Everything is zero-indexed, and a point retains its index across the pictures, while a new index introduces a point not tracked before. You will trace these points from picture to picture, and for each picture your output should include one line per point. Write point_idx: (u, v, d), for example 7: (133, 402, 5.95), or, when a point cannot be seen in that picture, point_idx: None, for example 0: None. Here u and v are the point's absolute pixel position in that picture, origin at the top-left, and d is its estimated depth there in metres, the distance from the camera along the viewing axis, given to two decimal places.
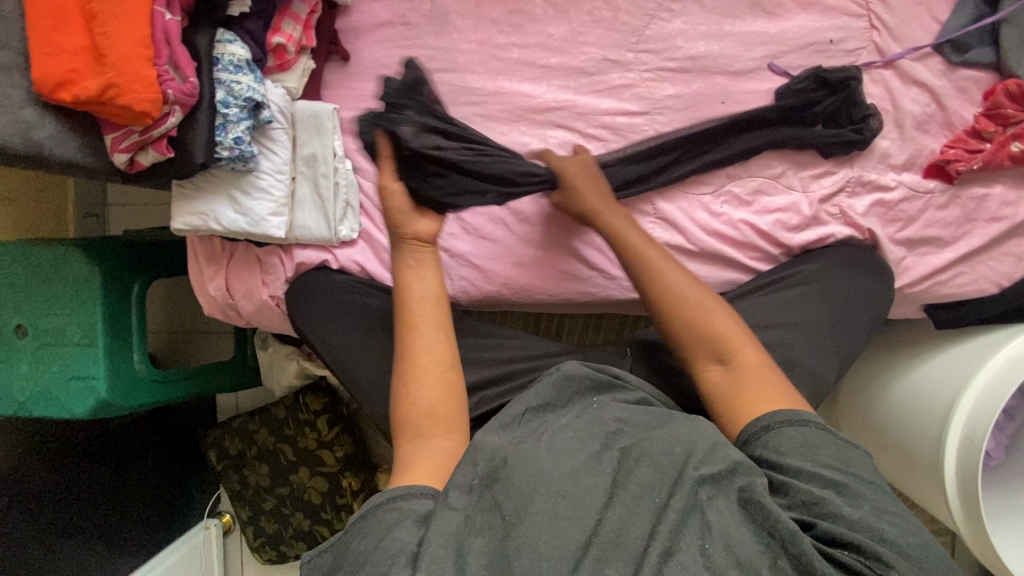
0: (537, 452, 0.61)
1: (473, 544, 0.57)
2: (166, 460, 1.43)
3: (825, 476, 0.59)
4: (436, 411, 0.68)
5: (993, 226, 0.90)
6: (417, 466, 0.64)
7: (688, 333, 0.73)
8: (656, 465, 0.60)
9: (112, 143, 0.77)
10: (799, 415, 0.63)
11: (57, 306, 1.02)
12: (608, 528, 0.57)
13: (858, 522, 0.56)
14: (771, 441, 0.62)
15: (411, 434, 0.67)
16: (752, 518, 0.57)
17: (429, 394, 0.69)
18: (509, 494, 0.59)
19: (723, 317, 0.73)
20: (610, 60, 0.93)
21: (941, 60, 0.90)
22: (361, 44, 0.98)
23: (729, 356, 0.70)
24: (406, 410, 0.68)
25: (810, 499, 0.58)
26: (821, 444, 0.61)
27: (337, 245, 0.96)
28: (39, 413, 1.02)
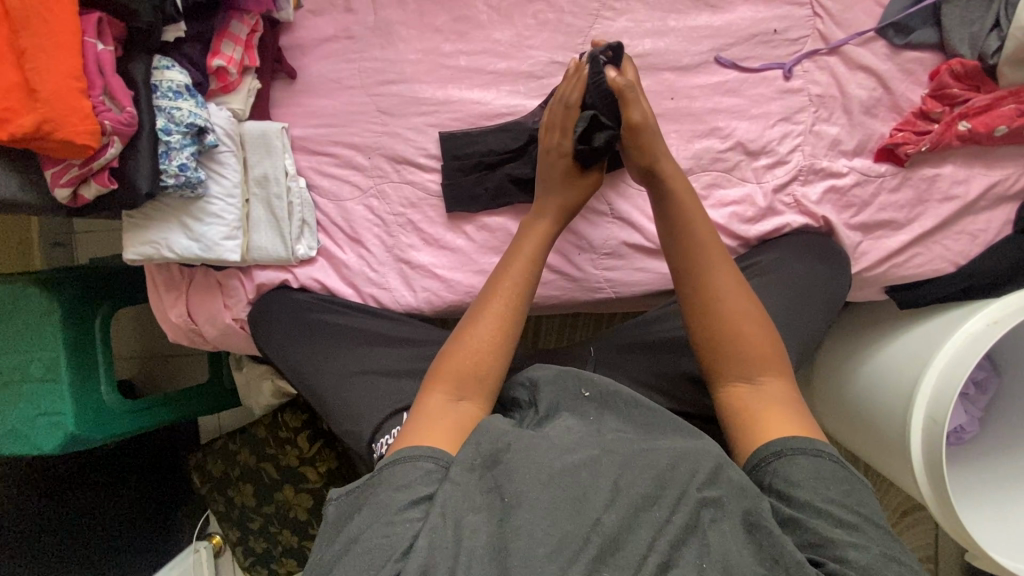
0: (539, 441, 0.63)
1: (471, 519, 0.58)
2: (150, 484, 1.42)
3: (833, 514, 0.58)
4: (480, 368, 0.71)
5: (946, 206, 0.90)
6: (437, 423, 0.67)
7: (728, 353, 0.71)
8: (656, 477, 0.59)
9: (52, 178, 0.75)
10: (817, 445, 0.63)
11: (19, 342, 1.01)
12: (607, 530, 0.57)
13: (866, 564, 0.55)
14: (783, 470, 0.61)
15: (448, 386, 0.70)
16: (757, 543, 0.57)
17: (481, 353, 0.73)
18: (510, 478, 0.60)
19: (754, 324, 0.72)
20: (557, 62, 0.93)
21: (885, 43, 0.90)
22: (308, 61, 0.98)
23: (761, 376, 0.70)
24: (448, 361, 0.72)
25: (816, 538, 0.57)
26: (829, 477, 0.60)
27: (296, 264, 0.96)
28: (9, 452, 1.01)
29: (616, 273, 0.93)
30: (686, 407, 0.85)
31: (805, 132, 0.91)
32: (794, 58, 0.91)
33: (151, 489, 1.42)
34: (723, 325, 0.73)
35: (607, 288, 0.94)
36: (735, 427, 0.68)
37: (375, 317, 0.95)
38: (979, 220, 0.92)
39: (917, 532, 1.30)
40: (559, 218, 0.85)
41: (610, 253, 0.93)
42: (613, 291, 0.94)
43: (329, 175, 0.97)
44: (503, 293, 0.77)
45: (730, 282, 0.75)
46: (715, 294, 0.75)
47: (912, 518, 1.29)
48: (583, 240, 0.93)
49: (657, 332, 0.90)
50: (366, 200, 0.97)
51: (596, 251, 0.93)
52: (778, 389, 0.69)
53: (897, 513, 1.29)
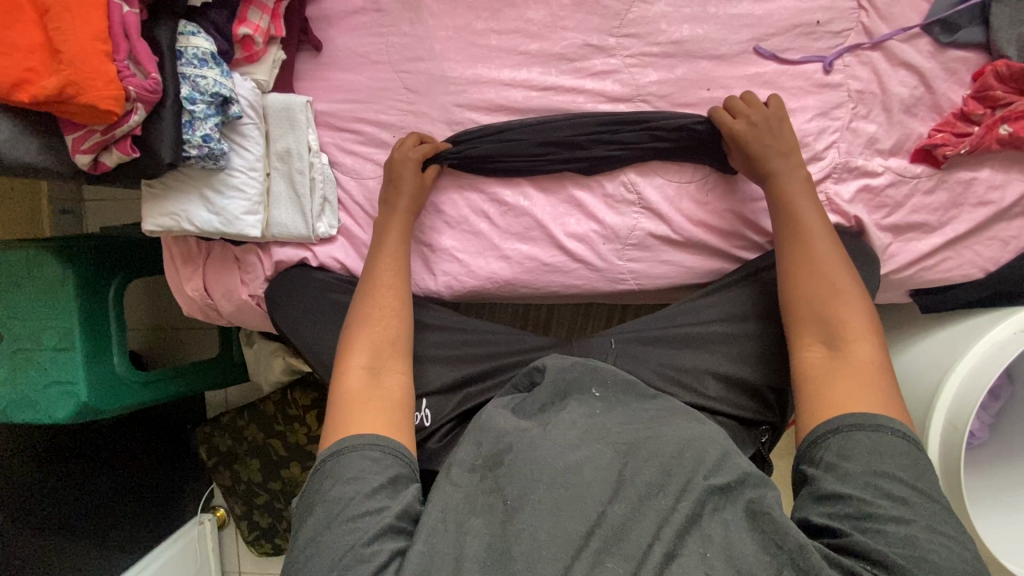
0: (545, 441, 0.64)
1: (472, 525, 0.60)
2: (156, 457, 1.42)
3: (881, 488, 0.59)
4: (395, 344, 0.79)
5: (980, 211, 0.89)
6: (371, 403, 0.72)
7: (813, 314, 0.75)
8: (662, 465, 0.61)
9: (73, 144, 0.73)
10: (884, 423, 0.64)
11: (31, 310, 0.99)
12: (612, 522, 0.57)
13: (906, 535, 0.56)
14: (839, 444, 0.64)
15: (367, 357, 0.77)
16: (761, 529, 0.57)
17: (387, 328, 0.80)
18: (511, 479, 0.61)
19: (853, 310, 0.73)
20: (591, 45, 0.90)
21: (930, 40, 0.88)
22: (334, 34, 0.95)
23: (845, 345, 0.71)
24: (362, 338, 0.78)
25: (858, 509, 0.59)
26: (887, 453, 0.61)
27: (316, 243, 0.94)
28: (19, 418, 1.00)
29: (640, 265, 0.92)
30: (707, 402, 0.84)
31: (842, 128, 0.89)
32: (835, 51, 0.88)
33: (153, 461, 1.42)
34: (814, 308, 0.75)
35: (630, 280, 0.93)
36: (812, 391, 0.70)
37: None
38: (1012, 226, 0.90)
39: None
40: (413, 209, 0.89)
41: (636, 244, 0.92)
42: (636, 283, 0.93)
43: (352, 153, 0.95)
44: (388, 263, 0.86)
45: (841, 276, 0.76)
46: (832, 287, 0.75)
47: None
48: (608, 230, 0.91)
49: (685, 325, 0.88)
50: None
51: (621, 242, 0.92)
52: (866, 358, 0.70)
53: None
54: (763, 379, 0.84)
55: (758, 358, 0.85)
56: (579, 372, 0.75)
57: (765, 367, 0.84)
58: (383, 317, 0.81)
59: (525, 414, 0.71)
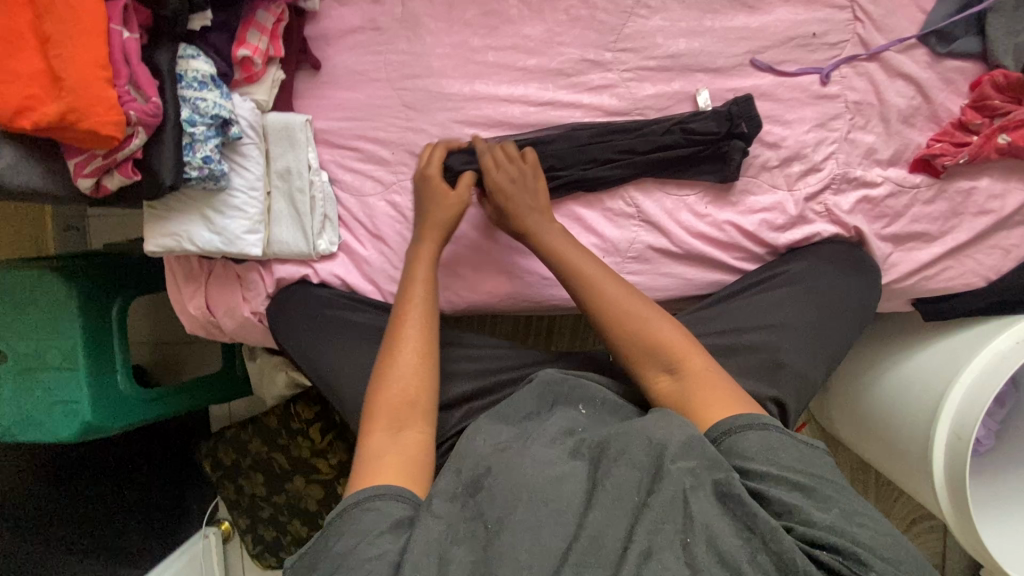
0: (522, 460, 0.63)
1: (455, 552, 0.58)
2: (160, 472, 1.43)
3: (787, 479, 0.59)
4: (415, 400, 0.70)
5: (981, 219, 0.89)
6: (387, 461, 0.65)
7: (636, 345, 0.74)
8: (631, 463, 0.61)
9: (75, 169, 0.74)
10: (764, 419, 0.64)
11: (35, 329, 1.00)
12: (590, 530, 0.57)
13: (831, 523, 0.56)
14: (738, 445, 0.62)
15: (385, 421, 0.68)
16: (732, 511, 0.57)
17: (405, 379, 0.72)
18: (491, 502, 0.60)
19: (667, 329, 0.73)
20: (588, 60, 0.91)
21: (926, 51, 0.88)
22: (332, 52, 0.96)
23: (680, 364, 0.71)
24: (380, 398, 0.70)
25: (782, 508, 0.58)
26: (779, 448, 0.62)
27: (317, 260, 0.95)
28: (24, 437, 1.00)
29: (641, 278, 0.92)
30: None
31: (839, 139, 0.89)
32: (832, 63, 0.88)
33: (158, 476, 1.42)
34: (640, 342, 0.74)
35: None
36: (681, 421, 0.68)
37: None
38: (1013, 234, 0.90)
39: (923, 541, 1.34)
40: (439, 236, 0.84)
41: (636, 257, 0.92)
42: None
43: (352, 170, 0.95)
44: (420, 303, 0.78)
45: (641, 304, 0.76)
46: (619, 324, 0.75)
47: (918, 528, 1.34)
48: (608, 243, 0.92)
49: None
50: (388, 195, 0.95)
51: (622, 255, 0.92)
52: (701, 366, 0.70)
53: (905, 521, 1.34)
54: (767, 392, 0.81)
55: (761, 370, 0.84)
56: (566, 387, 0.77)
57: (772, 380, 0.82)
58: (409, 363, 0.73)
59: (508, 420, 0.73)
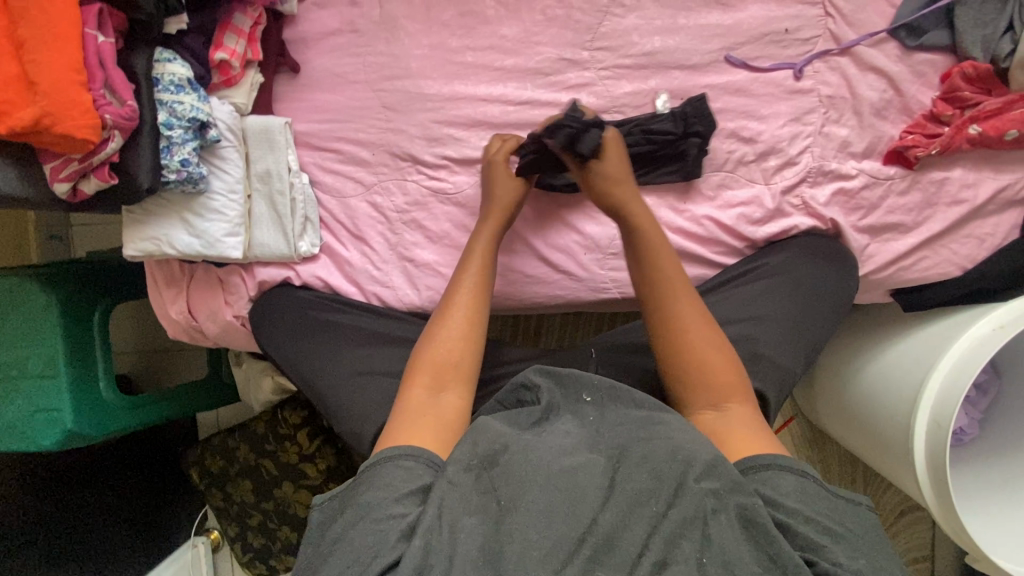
0: (538, 447, 0.62)
1: (467, 523, 0.57)
2: (148, 480, 1.42)
3: (820, 522, 0.59)
4: (459, 366, 0.75)
5: (955, 209, 0.90)
6: (425, 418, 0.69)
7: (693, 371, 0.73)
8: (654, 472, 0.59)
9: (51, 173, 0.73)
10: (802, 466, 0.64)
11: (16, 337, 0.99)
12: (603, 530, 0.56)
13: (858, 568, 0.56)
14: (774, 482, 0.62)
15: (427, 381, 0.72)
16: (755, 540, 0.56)
17: (449, 350, 0.75)
18: (506, 480, 0.59)
19: (720, 359, 0.74)
20: (565, 59, 0.92)
21: (896, 44, 0.89)
22: (311, 55, 0.96)
23: (726, 403, 0.71)
24: (427, 359, 0.74)
25: (808, 544, 0.57)
26: (813, 495, 0.62)
27: (298, 262, 0.95)
28: (5, 447, 1.00)
29: (621, 274, 0.93)
30: None
31: (814, 133, 0.90)
32: (805, 58, 0.90)
33: (146, 485, 1.41)
34: (689, 369, 0.73)
35: (612, 289, 0.94)
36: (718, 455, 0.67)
37: (377, 317, 0.94)
38: (987, 223, 0.91)
39: (912, 532, 1.35)
40: (500, 222, 0.86)
41: (617, 254, 0.93)
42: (618, 292, 0.94)
43: (332, 171, 0.96)
44: (461, 305, 0.79)
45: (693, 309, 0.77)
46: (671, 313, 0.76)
47: (905, 520, 1.35)
48: (589, 240, 0.93)
49: None
50: (369, 197, 0.96)
51: (603, 251, 0.93)
52: (745, 413, 0.70)
53: (893, 513, 1.35)
54: None
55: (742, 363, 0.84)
56: (560, 396, 0.71)
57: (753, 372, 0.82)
58: (453, 339, 0.76)
59: (519, 427, 0.67)
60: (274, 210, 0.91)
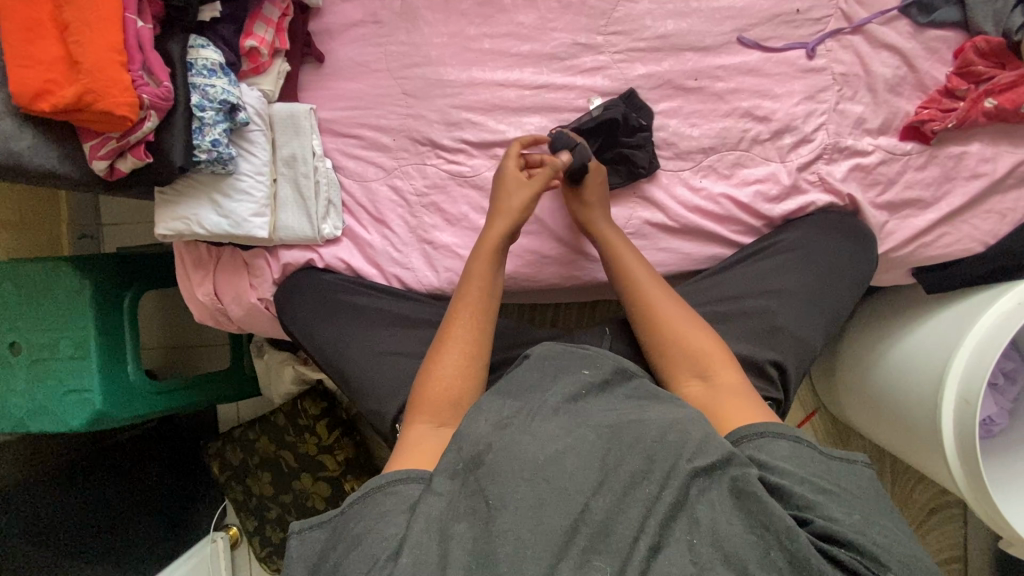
0: (523, 437, 0.57)
1: (456, 529, 0.54)
2: (169, 473, 1.43)
3: (814, 481, 0.56)
4: (455, 400, 0.69)
5: (974, 183, 0.90)
6: (419, 450, 0.64)
7: (676, 352, 0.74)
8: (645, 452, 0.56)
9: (91, 151, 0.77)
10: (796, 433, 0.61)
11: (49, 320, 1.02)
12: (596, 516, 0.53)
13: (853, 523, 0.54)
14: (767, 447, 0.59)
15: (425, 413, 0.68)
16: (747, 511, 0.53)
17: (447, 373, 0.70)
18: (493, 480, 0.55)
19: (705, 339, 0.73)
20: (581, 44, 0.94)
21: (908, 22, 0.90)
22: (335, 45, 1.00)
23: (711, 372, 0.70)
24: (427, 388, 0.69)
25: (801, 502, 0.55)
26: (807, 457, 0.59)
27: (322, 244, 0.97)
28: (36, 428, 1.03)
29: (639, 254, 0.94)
30: None
31: (829, 110, 0.91)
32: (817, 37, 0.91)
33: (168, 478, 1.43)
34: (671, 343, 0.74)
35: None
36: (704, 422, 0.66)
37: (399, 298, 0.95)
38: (1008, 198, 0.91)
39: (944, 531, 1.30)
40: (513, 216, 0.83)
41: (634, 233, 0.94)
42: None
43: (355, 157, 0.99)
44: (461, 339, 0.73)
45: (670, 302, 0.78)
46: (652, 313, 0.78)
47: (937, 517, 1.30)
48: None
49: None
50: (390, 180, 0.98)
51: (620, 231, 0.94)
52: (732, 380, 0.69)
53: (924, 510, 1.30)
54: (765, 355, 0.81)
55: (759, 335, 0.83)
56: (566, 360, 0.67)
57: (771, 343, 0.82)
58: (453, 366, 0.71)
59: (512, 394, 0.63)
60: (298, 194, 0.94)
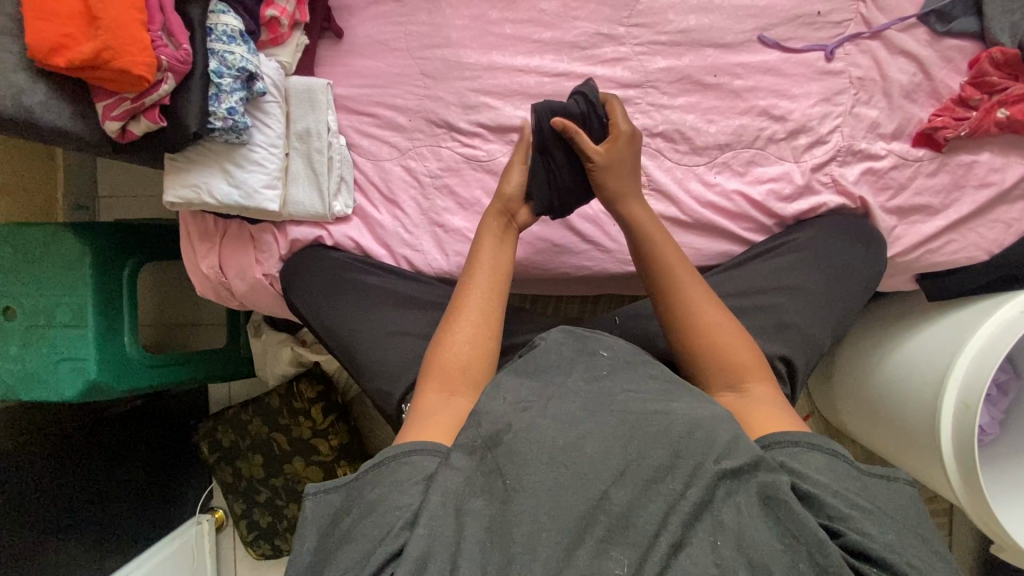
0: (542, 419, 0.57)
1: (472, 505, 0.54)
2: (157, 452, 1.40)
3: (848, 496, 0.55)
4: (468, 368, 0.68)
5: (982, 192, 0.91)
6: (433, 419, 0.64)
7: (710, 364, 0.70)
8: (670, 447, 0.54)
9: (103, 111, 0.76)
10: (833, 446, 0.60)
11: (46, 286, 1.00)
12: (616, 507, 0.52)
13: (887, 542, 0.52)
14: (801, 455, 0.58)
15: (438, 384, 0.67)
16: (776, 518, 0.52)
17: (459, 351, 0.69)
18: (512, 460, 0.55)
19: (744, 347, 0.70)
20: (602, 34, 0.94)
21: (926, 30, 0.92)
22: (355, 22, 0.99)
23: (746, 384, 0.68)
24: (437, 364, 0.69)
25: (836, 513, 0.53)
26: (842, 472, 0.58)
27: (332, 222, 0.96)
28: (27, 396, 1.00)
29: None
30: None
31: (844, 113, 0.92)
32: (836, 40, 0.92)
33: (156, 458, 1.40)
34: (707, 355, 0.70)
35: None
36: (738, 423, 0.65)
37: (407, 280, 0.94)
38: (1014, 209, 0.92)
39: None
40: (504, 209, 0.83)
41: None
42: None
43: (369, 135, 0.98)
44: (473, 317, 0.72)
45: (687, 272, 0.76)
46: (690, 318, 0.73)
47: None
48: None
49: None
50: (404, 161, 0.97)
51: None
52: (765, 392, 0.67)
53: None
54: (774, 350, 0.81)
55: (769, 330, 0.83)
56: (574, 348, 0.67)
57: (781, 339, 0.82)
58: (466, 342, 0.70)
59: (528, 373, 0.64)
60: (309, 168, 0.93)
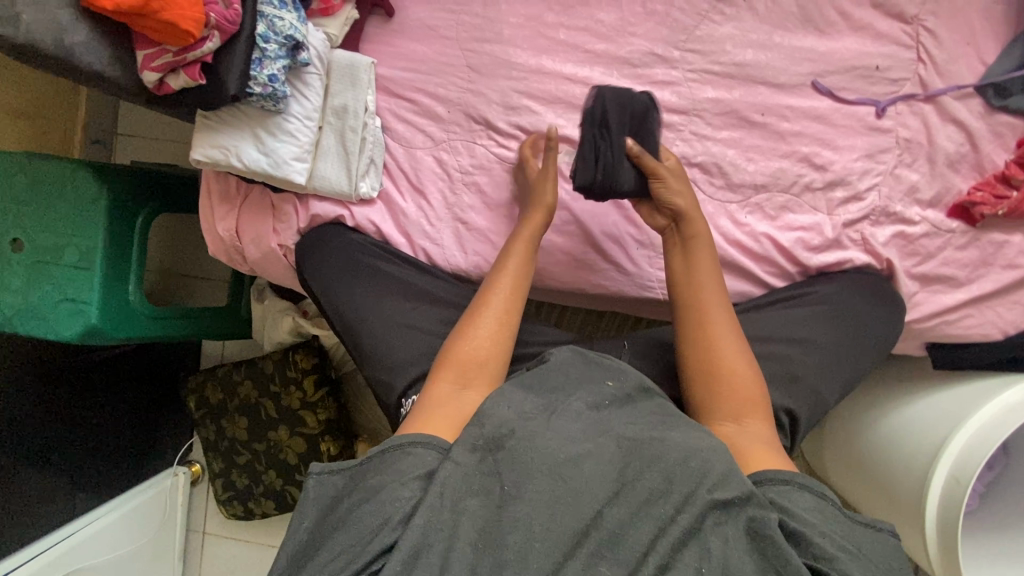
0: (546, 433, 0.56)
1: (467, 505, 0.54)
2: (144, 399, 1.40)
3: (835, 538, 0.55)
4: (483, 365, 0.68)
5: (1007, 273, 0.91)
6: (439, 410, 0.63)
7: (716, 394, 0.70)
8: (665, 472, 0.54)
9: (144, 60, 0.74)
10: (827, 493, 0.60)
11: (57, 222, 0.98)
12: (608, 524, 0.52)
13: None
14: (793, 495, 0.58)
15: (449, 375, 0.67)
16: (761, 552, 0.52)
17: (477, 346, 0.69)
18: (512, 467, 0.54)
19: (754, 384, 0.70)
20: (656, 54, 0.92)
21: (981, 101, 0.91)
22: (408, 3, 0.97)
23: (746, 419, 0.67)
24: (452, 354, 0.69)
25: (819, 551, 0.53)
26: (831, 515, 0.58)
27: (355, 202, 0.95)
28: (24, 330, 0.99)
29: None
30: None
31: (885, 172, 0.91)
32: (889, 98, 0.91)
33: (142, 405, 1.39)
34: (717, 386, 0.70)
35: (658, 289, 0.94)
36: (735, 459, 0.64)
37: (423, 274, 0.93)
38: None
39: None
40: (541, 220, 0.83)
41: None
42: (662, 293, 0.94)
43: (405, 121, 0.96)
44: (496, 310, 0.73)
45: (711, 299, 0.76)
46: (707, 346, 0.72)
47: None
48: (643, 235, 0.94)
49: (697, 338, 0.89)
50: (436, 152, 0.96)
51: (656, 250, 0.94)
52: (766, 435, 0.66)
53: None
54: (780, 402, 0.81)
55: (776, 380, 0.83)
56: (585, 370, 0.66)
57: (787, 390, 0.82)
58: (483, 338, 0.70)
59: (537, 390, 0.63)
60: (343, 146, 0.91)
